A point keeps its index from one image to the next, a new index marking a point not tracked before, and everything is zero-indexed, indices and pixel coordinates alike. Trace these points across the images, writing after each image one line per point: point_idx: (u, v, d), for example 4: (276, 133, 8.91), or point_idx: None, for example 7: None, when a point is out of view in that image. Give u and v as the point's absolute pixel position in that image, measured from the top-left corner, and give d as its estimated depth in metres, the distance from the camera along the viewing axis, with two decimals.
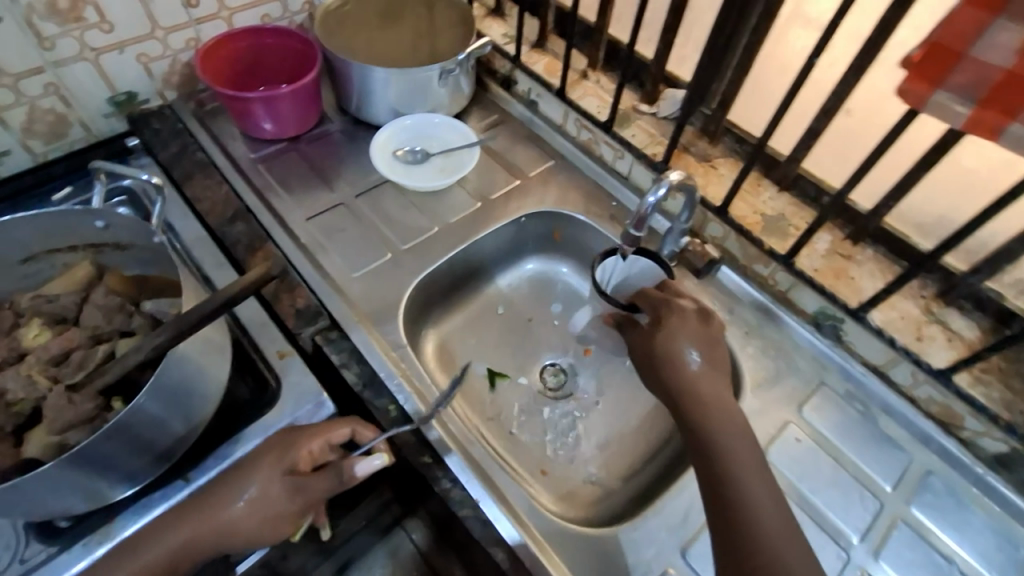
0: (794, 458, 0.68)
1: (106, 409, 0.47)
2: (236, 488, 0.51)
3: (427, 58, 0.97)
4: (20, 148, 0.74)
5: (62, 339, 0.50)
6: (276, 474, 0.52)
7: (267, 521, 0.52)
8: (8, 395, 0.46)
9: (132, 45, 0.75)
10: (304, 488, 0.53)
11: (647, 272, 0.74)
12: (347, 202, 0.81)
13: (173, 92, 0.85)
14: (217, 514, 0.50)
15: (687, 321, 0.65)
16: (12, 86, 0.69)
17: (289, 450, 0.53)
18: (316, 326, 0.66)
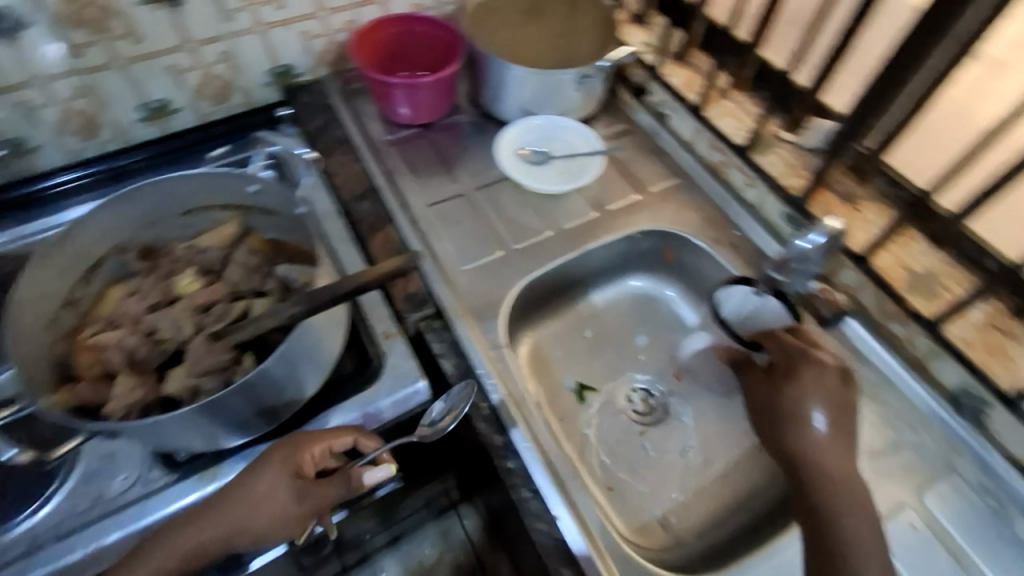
0: (905, 547, 0.60)
1: (236, 363, 0.51)
2: (242, 490, 0.51)
3: (562, 58, 0.97)
4: (191, 108, 0.82)
5: (209, 292, 0.55)
6: (281, 477, 0.52)
7: (274, 523, 0.51)
8: (159, 333, 0.51)
9: (298, 22, 0.81)
10: (309, 493, 0.52)
11: (772, 315, 0.69)
12: (467, 193, 0.83)
13: (325, 69, 0.90)
14: (226, 515, 0.51)
15: (822, 376, 0.60)
16: (194, 51, 0.76)
17: (292, 454, 0.53)
18: (422, 312, 0.68)
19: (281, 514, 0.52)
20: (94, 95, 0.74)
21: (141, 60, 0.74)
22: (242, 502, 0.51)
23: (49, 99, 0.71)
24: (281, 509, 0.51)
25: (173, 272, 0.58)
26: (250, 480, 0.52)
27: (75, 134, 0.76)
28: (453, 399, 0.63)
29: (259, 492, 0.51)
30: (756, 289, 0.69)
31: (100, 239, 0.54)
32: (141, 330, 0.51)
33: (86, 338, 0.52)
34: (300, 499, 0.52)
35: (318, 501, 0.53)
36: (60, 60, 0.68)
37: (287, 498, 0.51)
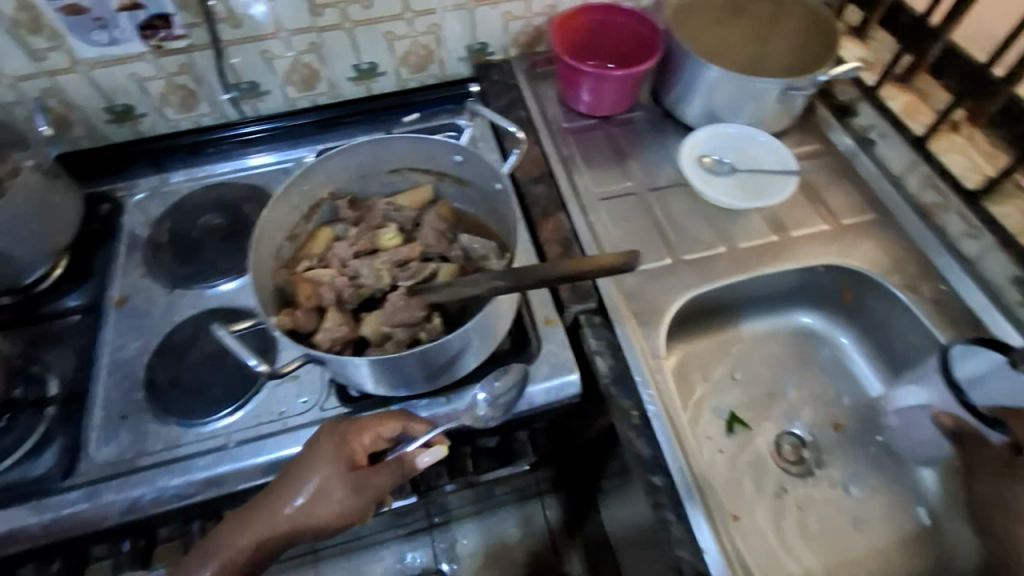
0: None
1: (426, 320, 0.54)
2: (292, 489, 0.50)
3: (747, 61, 0.93)
4: (393, 73, 0.86)
5: (405, 250, 0.59)
6: (337, 471, 0.51)
7: (335, 516, 0.51)
8: (360, 278, 0.57)
9: (506, 3, 0.81)
10: (368, 483, 0.51)
11: (1016, 388, 0.60)
12: (640, 192, 0.80)
13: (516, 50, 0.89)
14: (279, 516, 0.50)
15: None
16: (410, 20, 0.79)
17: (342, 445, 0.52)
18: (585, 306, 0.67)
19: (342, 508, 0.51)
20: (319, 52, 0.80)
21: (364, 24, 0.78)
22: (299, 497, 0.50)
23: (284, 50, 0.78)
24: (340, 503, 0.50)
25: (374, 224, 0.62)
26: (301, 473, 0.51)
27: (295, 85, 0.83)
28: (500, 399, 0.62)
29: (316, 485, 0.50)
30: (1009, 359, 0.59)
31: (322, 183, 0.60)
32: (346, 273, 0.57)
33: (301, 272, 0.57)
34: (359, 491, 0.51)
35: (378, 488, 0.52)
36: (302, 16, 0.75)
37: (345, 491, 0.50)
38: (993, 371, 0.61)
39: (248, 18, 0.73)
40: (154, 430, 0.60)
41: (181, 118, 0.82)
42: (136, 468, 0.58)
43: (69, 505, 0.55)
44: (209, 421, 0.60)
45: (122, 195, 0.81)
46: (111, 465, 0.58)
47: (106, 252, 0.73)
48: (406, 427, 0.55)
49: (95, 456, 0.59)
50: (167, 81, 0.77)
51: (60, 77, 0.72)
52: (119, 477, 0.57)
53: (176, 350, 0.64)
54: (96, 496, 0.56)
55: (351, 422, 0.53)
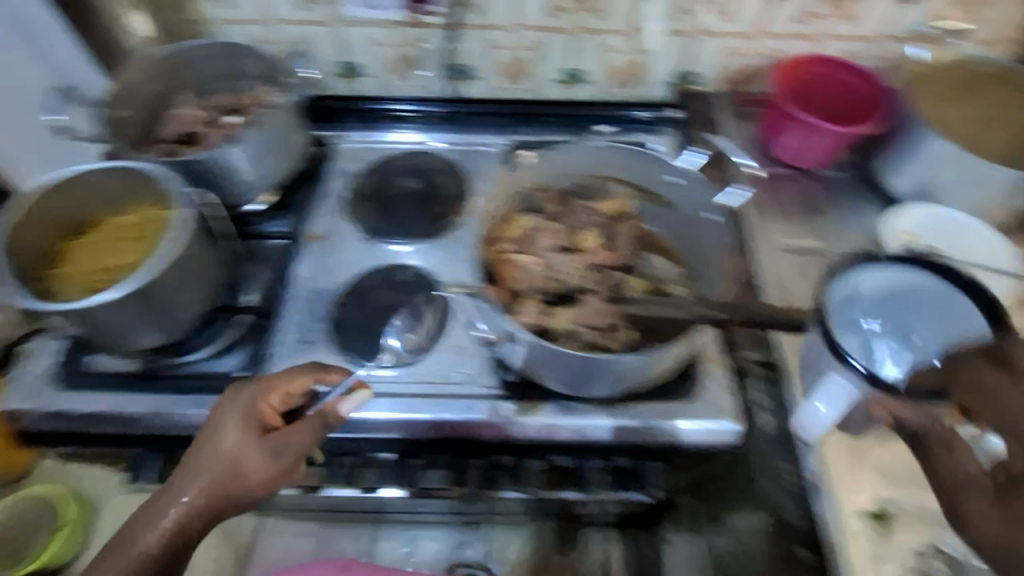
0: None
1: (616, 330, 0.55)
2: (201, 463, 0.50)
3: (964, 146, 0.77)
4: (598, 84, 0.88)
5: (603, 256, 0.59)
6: (248, 436, 0.51)
7: (252, 485, 0.51)
8: (559, 273, 0.57)
9: (732, 38, 0.81)
10: (285, 443, 0.52)
11: (954, 315, 0.60)
12: (829, 254, 0.76)
13: (721, 86, 0.88)
14: (193, 491, 0.50)
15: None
16: (635, 37, 0.81)
17: (248, 413, 0.52)
18: (755, 355, 0.64)
19: (263, 473, 0.51)
20: (541, 51, 0.83)
21: (589, 33, 0.81)
22: (214, 467, 0.50)
23: (510, 43, 0.82)
24: (260, 470, 0.51)
25: (574, 221, 0.62)
26: (213, 446, 0.51)
27: (506, 76, 0.87)
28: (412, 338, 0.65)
29: (228, 452, 0.51)
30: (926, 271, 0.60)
31: (536, 173, 0.61)
32: (542, 264, 0.57)
33: (498, 252, 0.57)
34: (276, 451, 0.52)
35: (297, 447, 0.52)
36: (540, 14, 0.78)
37: (262, 453, 0.51)
38: (892, 292, 0.62)
39: (492, 7, 0.78)
40: (326, 362, 0.64)
41: (398, 85, 0.88)
42: None
43: None
44: (376, 367, 0.63)
45: (333, 141, 0.85)
46: None
47: (311, 188, 0.78)
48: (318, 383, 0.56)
49: (278, 371, 0.63)
50: (400, 50, 0.83)
51: (316, 28, 0.80)
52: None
53: (360, 294, 0.68)
54: None
55: (254, 389, 0.54)
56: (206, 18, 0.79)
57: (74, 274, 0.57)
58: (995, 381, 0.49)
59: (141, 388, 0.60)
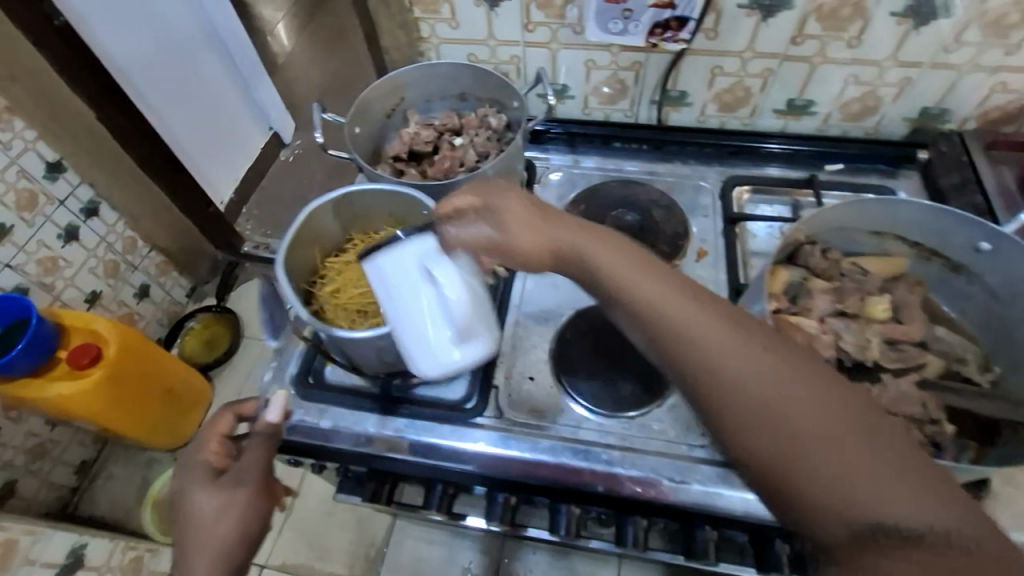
0: None
1: (929, 420, 0.48)
2: (190, 534, 0.48)
3: None
4: (824, 115, 0.80)
5: (895, 328, 0.52)
6: (206, 484, 0.50)
7: (241, 518, 0.49)
8: (844, 342, 0.52)
9: (1010, 73, 0.69)
10: (240, 469, 0.51)
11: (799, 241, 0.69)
12: None
13: (977, 124, 0.76)
14: (201, 560, 0.47)
15: (706, 317, 0.41)
16: (884, 69, 0.72)
17: (192, 469, 0.52)
18: None
19: (242, 505, 0.49)
20: (768, 79, 0.77)
21: (830, 64, 0.73)
22: (197, 528, 0.48)
23: (736, 70, 0.76)
24: (239, 504, 0.49)
25: (846, 280, 0.55)
26: (189, 513, 0.49)
27: (721, 103, 0.81)
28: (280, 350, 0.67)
29: (199, 510, 0.49)
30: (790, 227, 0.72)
31: (807, 226, 0.55)
32: (826, 330, 0.52)
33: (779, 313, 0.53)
34: (236, 480, 0.50)
35: (256, 464, 0.51)
36: (778, 42, 0.72)
37: (227, 488, 0.50)
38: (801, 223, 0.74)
39: (729, 33, 0.72)
40: (558, 404, 0.62)
41: (605, 107, 0.85)
42: (541, 432, 0.60)
43: (485, 445, 0.59)
44: (612, 416, 0.60)
45: (539, 165, 0.84)
46: (519, 422, 0.61)
47: None
48: (238, 414, 0.57)
49: (508, 406, 0.62)
50: (612, 73, 0.80)
51: (534, 49, 0.79)
52: (528, 436, 0.59)
53: (582, 334, 0.65)
54: (504, 444, 0.59)
55: (189, 457, 0.53)
56: (431, 37, 0.81)
57: (331, 294, 0.61)
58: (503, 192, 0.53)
59: (372, 409, 0.62)
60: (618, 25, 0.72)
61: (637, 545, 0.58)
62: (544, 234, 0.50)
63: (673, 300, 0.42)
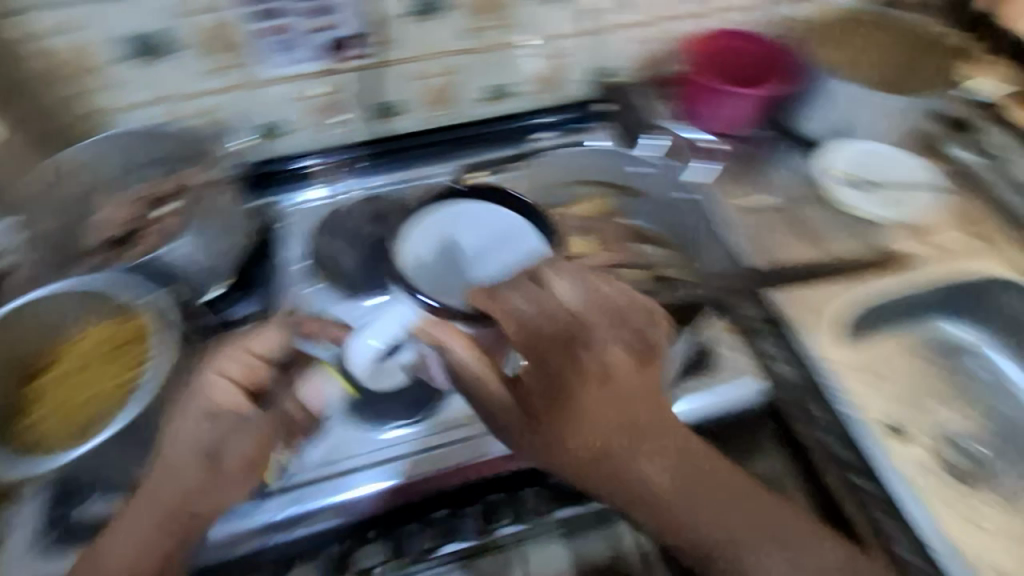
0: None
1: None
2: (172, 481, 0.49)
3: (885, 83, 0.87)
4: (521, 95, 0.89)
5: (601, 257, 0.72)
6: (200, 437, 0.49)
7: (215, 492, 0.49)
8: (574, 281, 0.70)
9: (639, 27, 0.87)
10: (229, 439, 0.50)
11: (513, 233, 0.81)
12: (789, 207, 0.81)
13: (637, 74, 0.92)
14: (190, 518, 0.49)
15: (705, 506, 0.49)
16: (548, 43, 0.85)
17: (194, 409, 0.50)
18: (762, 315, 0.68)
19: (219, 486, 0.49)
20: (462, 73, 0.84)
21: (507, 46, 0.83)
22: (179, 483, 0.49)
23: (432, 71, 0.82)
24: (227, 480, 0.50)
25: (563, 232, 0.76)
26: (177, 461, 0.49)
27: (432, 104, 0.86)
28: None
29: (179, 463, 0.49)
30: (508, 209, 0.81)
31: None
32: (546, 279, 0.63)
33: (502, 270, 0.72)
34: (239, 456, 0.50)
35: (254, 432, 0.51)
36: (455, 37, 0.80)
37: (206, 453, 0.49)
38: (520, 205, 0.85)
39: (406, 37, 0.77)
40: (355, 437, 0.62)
41: (334, 133, 0.84)
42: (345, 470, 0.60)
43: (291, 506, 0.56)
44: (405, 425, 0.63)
45: (275, 208, 0.82)
46: (321, 468, 0.60)
47: (278, 262, 0.77)
48: (247, 352, 0.53)
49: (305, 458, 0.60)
50: (318, 100, 0.80)
51: (229, 93, 0.76)
52: (332, 479, 0.59)
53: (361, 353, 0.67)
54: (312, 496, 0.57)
55: (193, 391, 0.51)
56: (106, 107, 0.73)
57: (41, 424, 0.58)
58: (519, 300, 0.51)
59: None
60: (297, 52, 0.74)
61: (473, 530, 0.60)
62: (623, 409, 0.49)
63: (678, 490, 0.49)
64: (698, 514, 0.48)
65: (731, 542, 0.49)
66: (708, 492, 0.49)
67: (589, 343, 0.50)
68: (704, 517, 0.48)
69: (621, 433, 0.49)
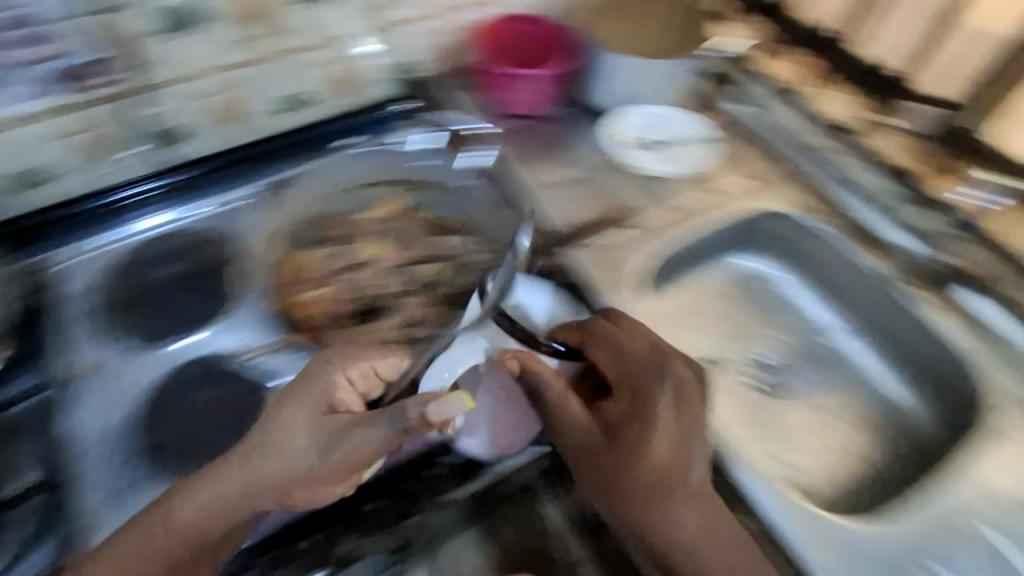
0: None
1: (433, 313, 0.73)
2: (280, 438, 0.53)
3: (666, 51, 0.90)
4: (323, 101, 0.84)
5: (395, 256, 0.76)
6: (312, 413, 0.55)
7: (305, 472, 0.52)
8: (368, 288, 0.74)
9: (426, 19, 0.86)
10: (336, 444, 0.53)
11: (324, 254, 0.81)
12: (588, 177, 0.86)
13: (435, 66, 0.92)
14: (268, 471, 0.52)
15: (705, 530, 0.53)
16: (338, 45, 0.80)
17: (317, 394, 0.56)
18: (567, 285, 0.73)
19: (302, 463, 0.52)
20: (248, 87, 0.76)
21: (288, 53, 0.77)
22: (272, 452, 0.53)
23: (212, 90, 0.74)
24: (312, 466, 0.52)
25: (353, 237, 0.77)
26: (288, 435, 0.53)
27: (220, 124, 0.77)
28: None
29: (297, 449, 0.53)
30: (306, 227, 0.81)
31: None
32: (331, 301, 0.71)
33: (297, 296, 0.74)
34: (325, 452, 0.53)
35: (334, 424, 0.54)
36: (226, 50, 0.72)
37: (320, 436, 0.53)
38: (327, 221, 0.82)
39: (168, 56, 0.68)
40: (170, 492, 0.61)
41: (105, 173, 0.72)
42: None
43: None
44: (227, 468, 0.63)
45: (48, 270, 0.70)
46: None
47: (54, 321, 0.68)
48: (376, 371, 0.60)
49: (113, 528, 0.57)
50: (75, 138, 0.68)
51: None
52: None
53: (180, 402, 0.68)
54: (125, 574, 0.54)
55: (311, 374, 0.58)
56: None
57: None
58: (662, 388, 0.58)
59: None
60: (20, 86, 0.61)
61: None
62: (676, 453, 0.55)
63: (681, 509, 0.54)
64: (697, 535, 0.53)
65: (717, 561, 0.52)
66: (704, 520, 0.54)
67: (666, 374, 0.59)
68: (710, 550, 0.53)
69: (656, 474, 0.55)
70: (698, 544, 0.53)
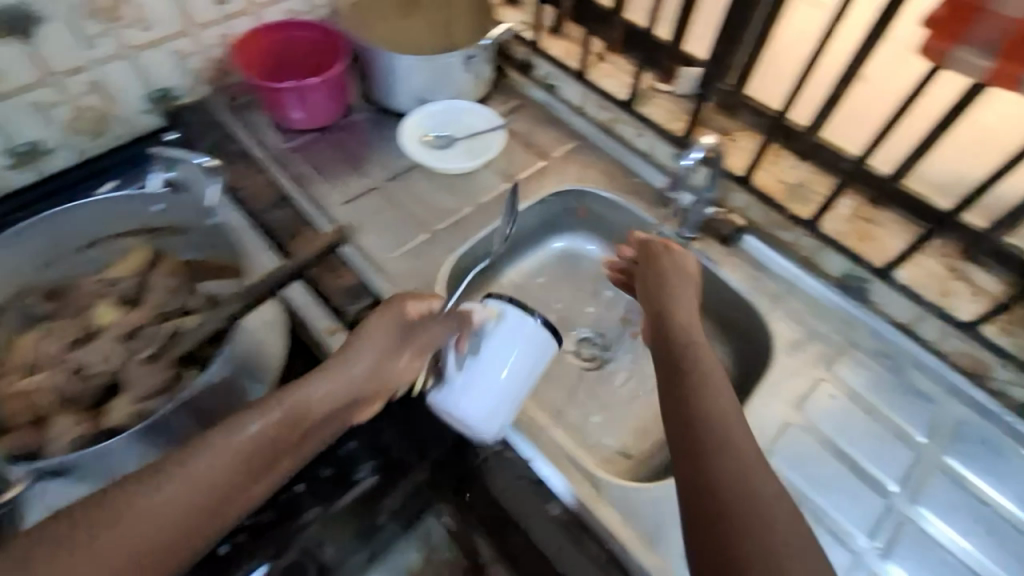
0: (833, 418, 0.67)
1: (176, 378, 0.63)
2: (352, 356, 0.56)
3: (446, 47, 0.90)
4: (66, 146, 0.76)
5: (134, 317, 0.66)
6: (388, 334, 0.58)
7: (376, 373, 0.57)
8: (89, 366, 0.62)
9: (168, 42, 0.76)
10: (411, 342, 0.59)
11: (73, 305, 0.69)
12: (382, 185, 0.82)
13: (207, 87, 0.85)
14: (338, 374, 0.55)
15: (728, 413, 0.50)
16: (61, 84, 0.71)
17: (394, 316, 0.59)
18: (361, 303, 0.69)
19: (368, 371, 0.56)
20: None
21: None
22: (347, 365, 0.56)
23: None
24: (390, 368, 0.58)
25: (90, 305, 0.68)
26: (347, 364, 0.56)
27: None
28: None
29: (363, 371, 0.56)
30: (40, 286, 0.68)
31: None
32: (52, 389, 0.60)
33: (10, 388, 0.61)
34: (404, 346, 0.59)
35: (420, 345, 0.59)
36: None
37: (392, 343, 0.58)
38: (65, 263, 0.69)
39: None
40: None
41: None
42: None
43: None
44: None
45: None
46: None
47: None
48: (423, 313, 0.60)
49: None
50: None
51: None
52: None
53: None
54: None
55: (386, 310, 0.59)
56: None
57: None
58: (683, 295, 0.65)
59: None
60: None
61: None
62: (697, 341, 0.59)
63: (718, 398, 0.52)
64: (722, 417, 0.50)
65: (737, 440, 0.48)
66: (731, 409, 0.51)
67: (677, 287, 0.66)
68: (735, 430, 0.49)
69: (674, 361, 0.56)
70: (716, 425, 0.49)
